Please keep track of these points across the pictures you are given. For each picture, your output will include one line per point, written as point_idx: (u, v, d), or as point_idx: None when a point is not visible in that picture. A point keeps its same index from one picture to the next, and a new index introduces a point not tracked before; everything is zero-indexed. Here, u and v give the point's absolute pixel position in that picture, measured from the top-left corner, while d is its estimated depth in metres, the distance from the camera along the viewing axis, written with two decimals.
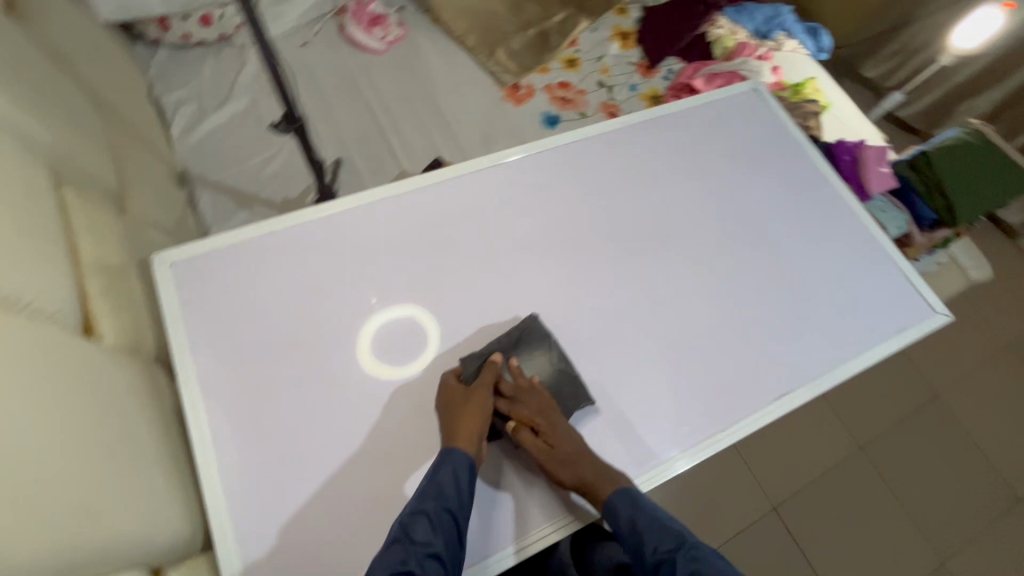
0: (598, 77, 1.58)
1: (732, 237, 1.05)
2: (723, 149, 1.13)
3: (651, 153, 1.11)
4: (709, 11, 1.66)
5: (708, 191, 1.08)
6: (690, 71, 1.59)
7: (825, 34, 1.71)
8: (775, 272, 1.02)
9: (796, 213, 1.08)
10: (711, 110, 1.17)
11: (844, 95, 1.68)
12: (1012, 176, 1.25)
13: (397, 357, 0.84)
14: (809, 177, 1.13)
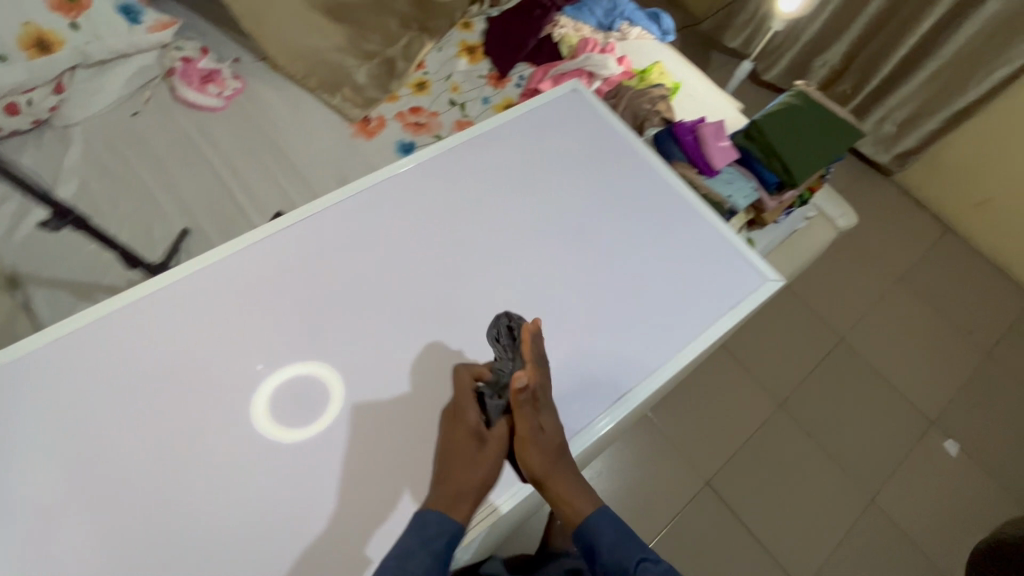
0: (450, 95, 1.57)
1: (566, 243, 1.07)
2: (548, 156, 1.15)
3: (478, 174, 1.12)
4: (549, 9, 1.66)
5: (539, 202, 1.10)
6: (540, 74, 1.60)
7: (665, 17, 1.77)
8: (612, 269, 1.05)
9: (625, 207, 1.11)
10: (534, 118, 1.18)
11: (693, 73, 1.72)
12: (838, 129, 1.30)
13: (295, 419, 0.83)
14: (631, 169, 1.15)
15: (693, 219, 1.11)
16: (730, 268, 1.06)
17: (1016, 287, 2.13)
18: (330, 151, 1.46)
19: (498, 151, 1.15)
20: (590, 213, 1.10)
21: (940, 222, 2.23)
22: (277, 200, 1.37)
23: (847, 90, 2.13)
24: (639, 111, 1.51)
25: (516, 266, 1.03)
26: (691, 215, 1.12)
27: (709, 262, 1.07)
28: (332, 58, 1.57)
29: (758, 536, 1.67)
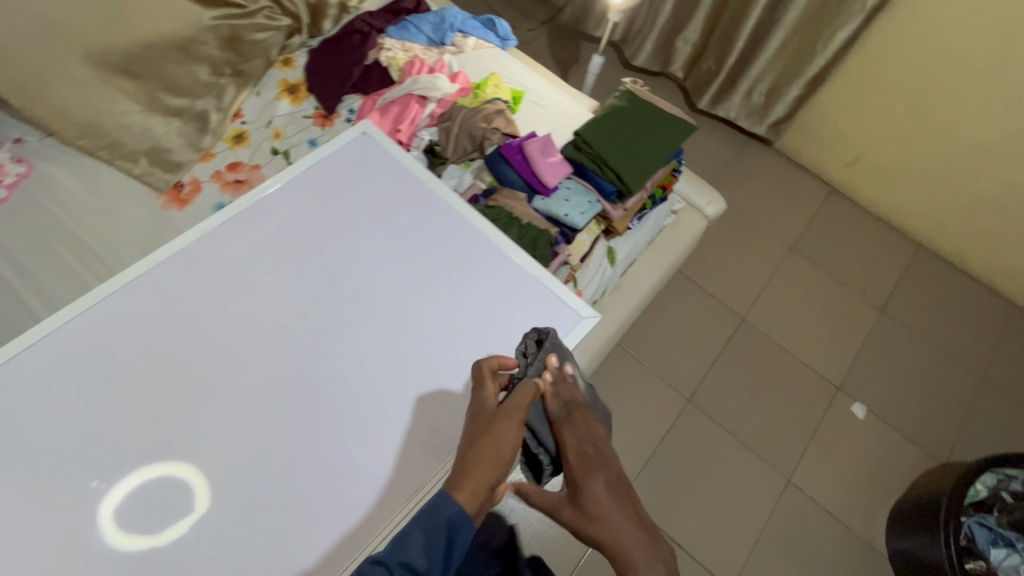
0: (272, 144, 1.44)
1: (367, 314, 0.97)
2: (342, 215, 1.04)
3: (262, 249, 1.00)
4: (370, 33, 1.54)
5: (336, 271, 1.00)
6: (369, 104, 1.48)
7: (501, 22, 1.67)
8: (420, 335, 0.97)
9: (431, 262, 1.03)
10: (323, 173, 1.07)
11: (538, 77, 1.63)
12: (666, 126, 1.25)
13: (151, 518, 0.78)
14: (432, 216, 1.07)
15: (506, 262, 1.04)
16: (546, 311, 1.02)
17: (902, 236, 2.15)
18: (138, 229, 1.31)
19: (286, 217, 1.03)
20: (393, 275, 1.01)
21: (823, 182, 2.23)
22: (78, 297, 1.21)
23: (711, 66, 2.10)
24: (475, 131, 1.39)
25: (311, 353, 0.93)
26: (504, 258, 1.05)
27: (524, 308, 1.01)
28: (131, 120, 1.41)
29: (681, 542, 1.63)
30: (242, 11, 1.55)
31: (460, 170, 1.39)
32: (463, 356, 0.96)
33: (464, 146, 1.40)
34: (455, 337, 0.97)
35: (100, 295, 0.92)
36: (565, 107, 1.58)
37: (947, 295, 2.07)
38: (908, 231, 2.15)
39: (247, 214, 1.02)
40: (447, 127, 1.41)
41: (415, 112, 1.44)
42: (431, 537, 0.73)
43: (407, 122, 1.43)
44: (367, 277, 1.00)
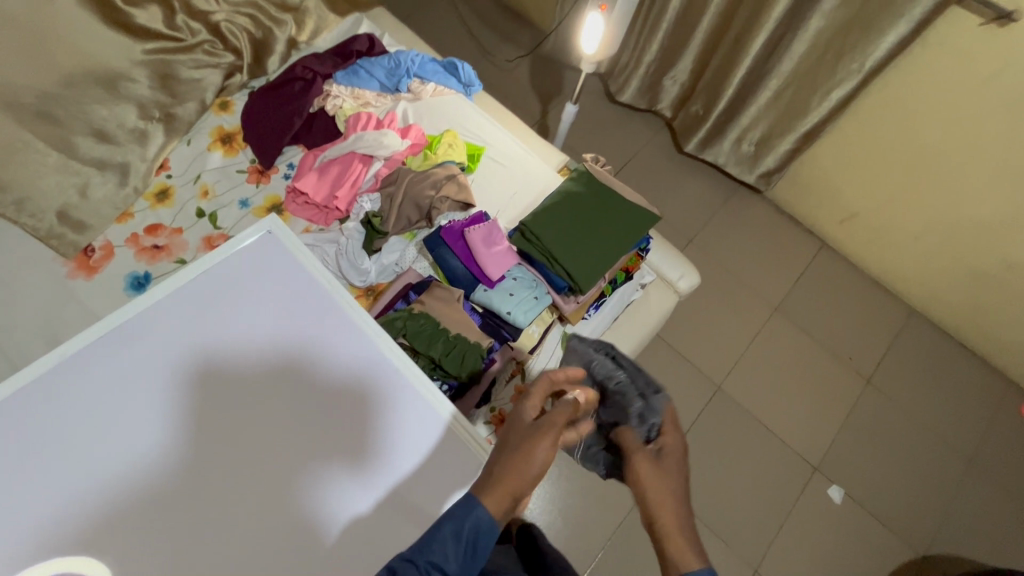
0: (199, 203, 1.30)
1: (238, 491, 0.74)
2: (224, 347, 0.81)
3: (110, 395, 0.76)
4: (314, 79, 1.40)
5: (203, 427, 0.76)
6: (309, 161, 1.34)
7: (463, 65, 1.51)
8: (306, 522, 0.74)
9: (333, 416, 0.79)
10: (208, 286, 0.84)
11: (502, 130, 1.48)
12: (624, 215, 1.13)
13: None
14: (335, 351, 0.83)
15: (430, 417, 0.81)
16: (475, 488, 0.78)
17: (894, 301, 2.02)
18: (35, 304, 1.17)
19: (150, 348, 0.80)
20: (280, 433, 0.77)
21: (815, 237, 2.09)
22: None
23: (699, 110, 1.96)
24: (421, 200, 1.25)
25: (156, 552, 0.70)
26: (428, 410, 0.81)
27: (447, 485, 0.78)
28: (42, 173, 1.26)
29: None
30: (179, 44, 1.40)
31: (403, 242, 1.27)
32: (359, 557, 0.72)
33: (409, 216, 1.26)
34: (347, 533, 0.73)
35: None
36: (528, 167, 1.44)
37: (938, 368, 1.94)
38: (901, 295, 2.01)
39: (99, 345, 0.79)
40: (390, 194, 1.27)
41: (357, 174, 1.31)
42: (456, 542, 0.61)
43: (347, 186, 1.29)
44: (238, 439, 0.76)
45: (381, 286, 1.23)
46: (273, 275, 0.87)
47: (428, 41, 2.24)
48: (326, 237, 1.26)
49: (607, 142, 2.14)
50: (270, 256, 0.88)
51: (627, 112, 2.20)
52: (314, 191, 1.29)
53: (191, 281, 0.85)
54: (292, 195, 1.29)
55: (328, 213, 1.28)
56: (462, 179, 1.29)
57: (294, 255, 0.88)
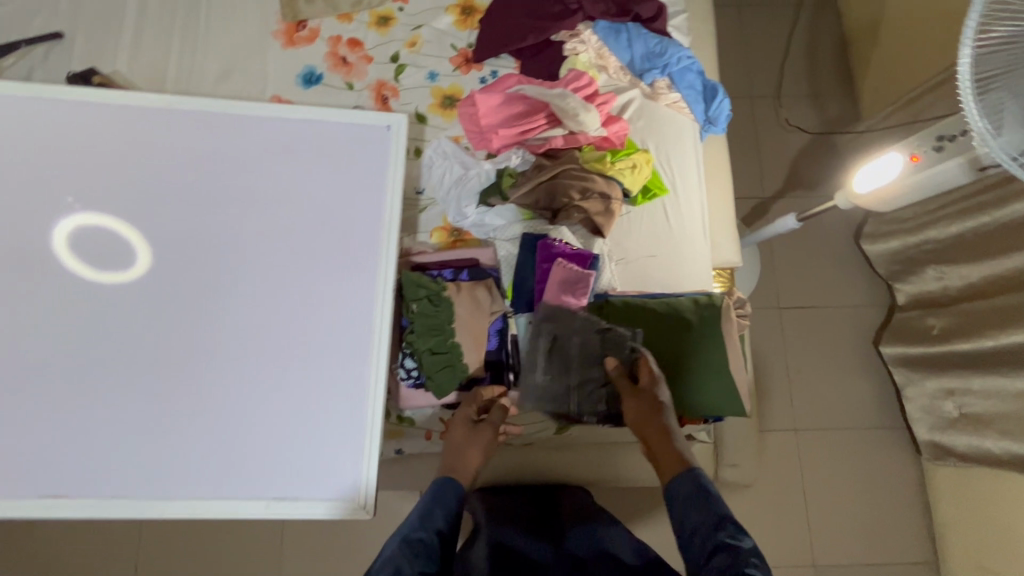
0: (401, 50, 1.29)
1: (203, 305, 0.84)
2: (282, 193, 0.87)
3: (196, 163, 0.87)
4: (576, 13, 1.27)
5: (222, 241, 0.85)
6: (509, 81, 1.23)
7: (720, 100, 1.29)
8: (219, 368, 0.82)
9: (299, 316, 0.84)
10: (306, 137, 0.88)
11: (699, 189, 1.29)
12: (708, 385, 0.94)
13: (93, 258, 0.83)
14: (343, 272, 0.85)
15: (355, 381, 0.82)
16: (333, 463, 0.80)
17: None
18: (237, 41, 1.28)
19: (242, 150, 0.88)
20: (258, 292, 0.84)
21: (933, 545, 1.62)
22: (148, 64, 1.25)
23: (933, 328, 1.52)
24: (558, 195, 1.14)
25: (119, 299, 0.83)
26: (360, 375, 0.82)
27: (319, 442, 0.80)
28: None
29: None
30: None
31: (516, 216, 1.17)
32: (226, 422, 0.81)
33: (538, 199, 1.15)
34: (228, 406, 0.81)
35: (37, 91, 0.86)
36: (686, 244, 1.24)
37: None
38: None
39: (219, 118, 0.88)
40: (543, 166, 1.18)
41: (533, 126, 1.20)
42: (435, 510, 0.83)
43: (513, 130, 1.19)
44: (225, 273, 0.85)
45: (468, 236, 1.17)
46: (358, 172, 0.87)
47: (735, 44, 1.94)
48: (462, 158, 1.20)
49: (808, 274, 1.78)
50: (373, 151, 0.88)
51: (859, 261, 1.79)
52: (485, 113, 1.20)
53: (308, 121, 0.89)
54: (468, 100, 1.22)
55: (482, 141, 1.20)
56: (614, 208, 1.16)
57: (386, 171, 0.87)
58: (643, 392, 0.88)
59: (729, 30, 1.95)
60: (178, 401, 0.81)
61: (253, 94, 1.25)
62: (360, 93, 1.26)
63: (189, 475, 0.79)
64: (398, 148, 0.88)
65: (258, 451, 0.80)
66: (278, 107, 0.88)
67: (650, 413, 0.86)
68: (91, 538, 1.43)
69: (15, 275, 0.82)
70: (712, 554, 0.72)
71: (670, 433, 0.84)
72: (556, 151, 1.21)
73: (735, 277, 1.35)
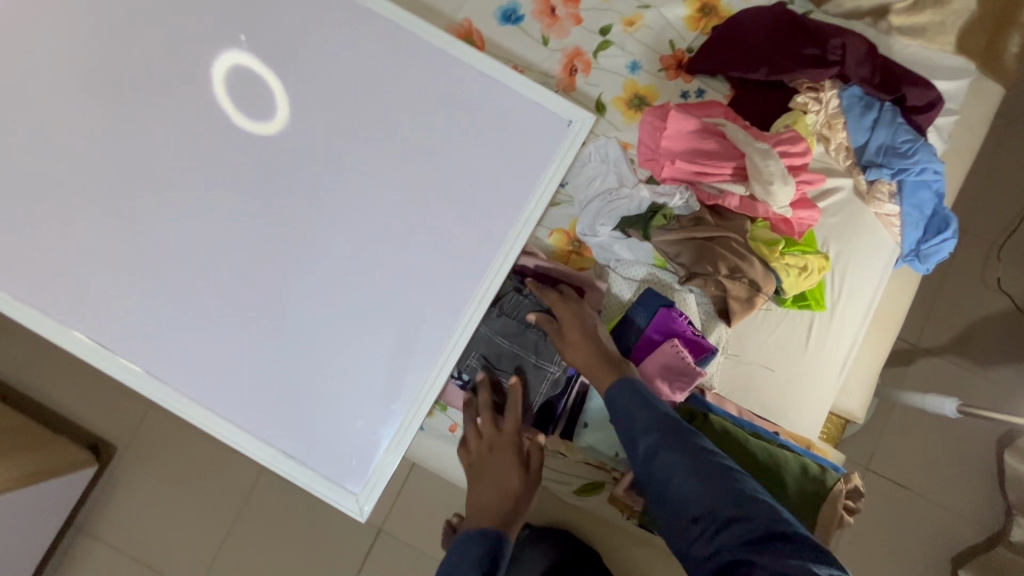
0: (616, 24, 1.13)
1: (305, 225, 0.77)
2: (432, 144, 0.77)
3: (363, 73, 0.79)
4: (831, 65, 1.03)
5: (349, 167, 0.78)
6: (713, 110, 1.06)
7: (943, 238, 1.05)
8: (292, 296, 0.76)
9: (390, 278, 0.76)
10: (482, 95, 0.78)
11: (862, 322, 1.08)
12: None
13: (236, 87, 0.78)
14: (457, 253, 0.76)
15: (413, 370, 0.74)
16: (355, 445, 0.73)
17: None
18: None
19: (414, 84, 0.78)
20: (364, 239, 0.77)
21: None
22: None
23: None
24: (704, 259, 0.97)
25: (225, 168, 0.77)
26: (419, 370, 0.74)
27: (349, 413, 0.74)
28: None
29: None
30: None
31: (647, 257, 1.04)
32: (275, 356, 0.75)
33: (678, 253, 1.00)
34: (278, 332, 0.75)
35: None
36: (814, 375, 1.05)
37: None
38: None
39: (406, 41, 0.79)
40: (702, 221, 1.01)
41: (715, 172, 1.02)
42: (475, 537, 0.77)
43: (691, 165, 1.02)
44: (338, 194, 0.77)
45: (587, 252, 1.07)
46: (519, 153, 0.77)
47: (982, 164, 1.59)
48: (621, 170, 1.06)
49: (922, 454, 1.52)
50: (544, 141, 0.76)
51: (988, 465, 1.51)
52: (670, 131, 1.03)
53: (493, 81, 0.78)
54: (658, 110, 1.05)
55: (651, 163, 1.05)
56: (757, 301, 0.99)
57: (549, 167, 0.76)
58: (563, 334, 0.83)
59: (987, 144, 1.59)
60: (231, 299, 0.76)
61: (447, 8, 1.15)
62: (553, 54, 1.13)
63: (216, 389, 0.74)
64: (574, 144, 0.76)
65: (287, 395, 0.74)
66: (471, 51, 0.78)
67: (576, 347, 0.82)
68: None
69: (142, 107, 0.77)
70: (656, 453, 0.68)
71: (598, 356, 0.80)
72: (726, 210, 1.03)
73: (846, 429, 1.16)
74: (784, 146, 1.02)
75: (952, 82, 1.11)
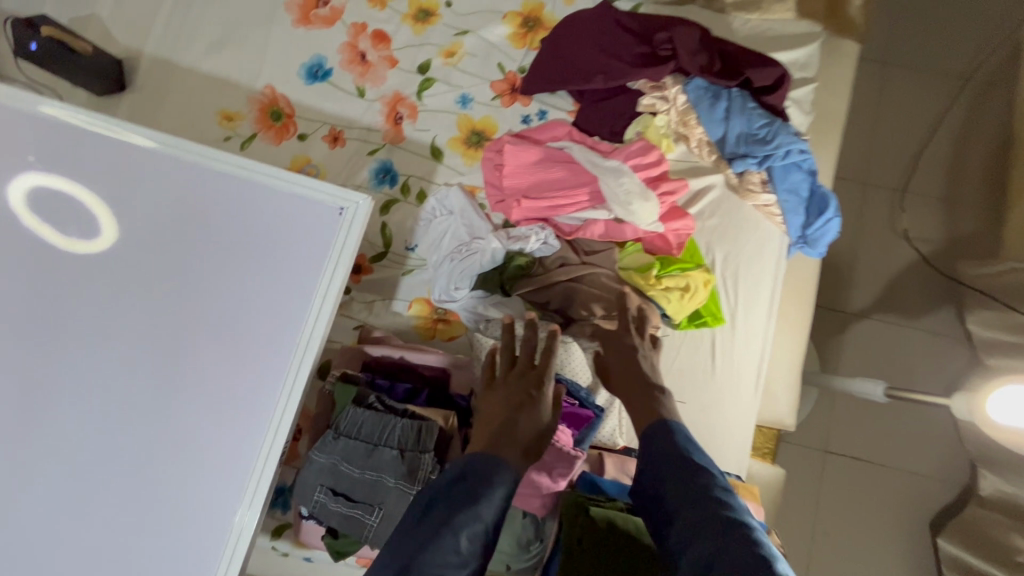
0: (434, 58, 1.02)
1: (101, 375, 0.73)
2: (197, 265, 0.73)
3: (127, 203, 0.73)
4: (666, 61, 0.94)
5: (133, 311, 0.73)
6: (555, 134, 0.95)
7: (831, 219, 0.96)
8: (100, 454, 0.72)
9: (183, 415, 0.72)
10: (243, 200, 0.73)
11: (767, 324, 0.98)
12: None
13: (70, 214, 0.73)
14: (247, 374, 0.73)
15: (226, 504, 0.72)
16: None
17: None
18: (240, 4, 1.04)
19: (181, 203, 0.74)
20: (150, 376, 0.73)
21: None
22: (134, 16, 1.02)
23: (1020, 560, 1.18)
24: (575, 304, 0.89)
25: None
26: (239, 496, 0.72)
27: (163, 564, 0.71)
28: None
29: None
30: None
31: (520, 309, 0.91)
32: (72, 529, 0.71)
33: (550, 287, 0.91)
34: (72, 496, 0.71)
35: None
36: (728, 398, 0.95)
37: None
38: None
39: (170, 160, 0.74)
40: (567, 260, 0.92)
41: (570, 202, 0.91)
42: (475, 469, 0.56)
43: (543, 201, 0.91)
44: (122, 337, 0.73)
45: (454, 317, 0.94)
46: (292, 259, 0.73)
47: (867, 115, 1.55)
48: (470, 219, 0.93)
49: (874, 424, 1.46)
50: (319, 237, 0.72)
51: (943, 420, 1.44)
52: (512, 168, 0.92)
53: (261, 185, 0.73)
54: (497, 145, 0.94)
55: (502, 206, 0.93)
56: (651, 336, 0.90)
57: (324, 268, 0.72)
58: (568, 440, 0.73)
59: (864, 95, 1.55)
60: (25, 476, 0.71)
61: (244, 80, 1.01)
62: (371, 105, 1.00)
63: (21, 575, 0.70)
64: (350, 236, 0.72)
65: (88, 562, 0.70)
66: (220, 156, 0.73)
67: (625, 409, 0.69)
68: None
69: None
70: (674, 501, 0.59)
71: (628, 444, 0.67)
72: (592, 239, 0.93)
73: (782, 438, 1.06)
74: (635, 160, 0.92)
75: (802, 48, 1.03)
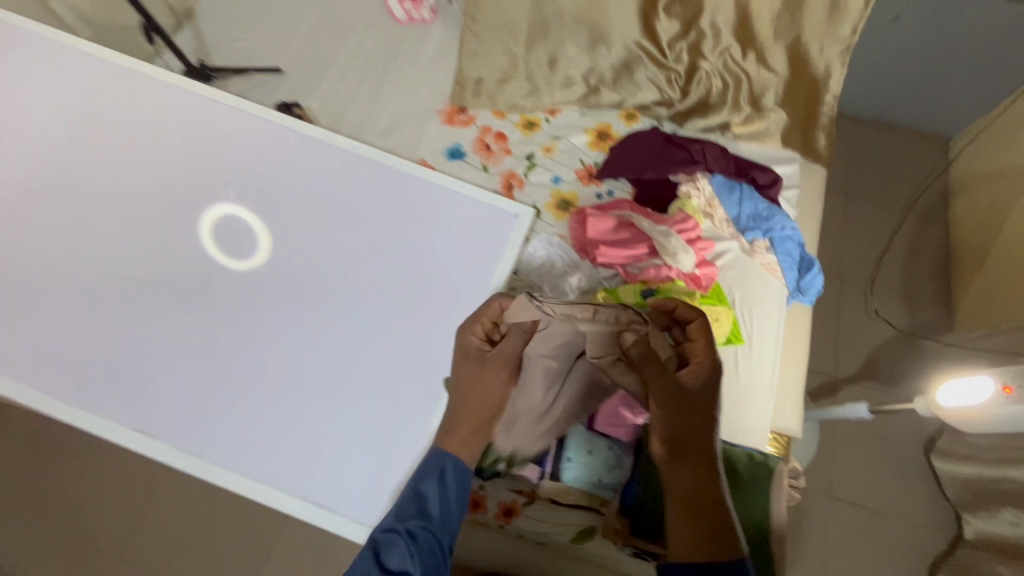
0: (537, 151, 1.48)
1: (347, 298, 1.14)
2: (420, 237, 1.19)
3: (377, 202, 1.21)
4: (698, 163, 1.40)
5: (370, 261, 1.17)
6: (620, 206, 1.37)
7: (816, 275, 1.34)
8: (346, 346, 1.12)
9: (402, 330, 1.12)
10: (449, 202, 1.20)
11: (776, 349, 1.31)
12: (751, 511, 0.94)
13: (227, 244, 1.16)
14: (443, 299, 1.14)
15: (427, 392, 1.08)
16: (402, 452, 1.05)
17: None
18: (405, 107, 1.52)
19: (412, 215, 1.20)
20: (380, 302, 1.14)
21: None
22: (335, 109, 1.50)
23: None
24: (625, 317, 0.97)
25: None
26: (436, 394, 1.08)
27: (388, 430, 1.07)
28: (495, 52, 1.59)
29: None
30: (662, 59, 1.60)
31: None
32: (335, 398, 1.09)
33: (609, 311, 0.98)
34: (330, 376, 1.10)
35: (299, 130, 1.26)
36: (748, 401, 1.25)
37: None
38: None
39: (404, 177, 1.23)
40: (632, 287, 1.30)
41: (633, 253, 1.30)
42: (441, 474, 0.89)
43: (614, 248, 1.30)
44: (370, 275, 1.16)
45: None
46: (485, 239, 1.18)
47: (838, 224, 2.02)
48: (563, 255, 1.32)
49: (870, 472, 1.69)
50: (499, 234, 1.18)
51: (928, 471, 1.68)
52: (593, 227, 1.33)
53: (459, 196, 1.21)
54: (581, 213, 1.36)
55: (583, 250, 1.32)
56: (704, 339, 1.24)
57: (508, 249, 1.17)
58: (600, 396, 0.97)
59: (835, 211, 2.04)
60: (303, 358, 1.11)
61: (406, 152, 1.46)
62: (492, 176, 1.44)
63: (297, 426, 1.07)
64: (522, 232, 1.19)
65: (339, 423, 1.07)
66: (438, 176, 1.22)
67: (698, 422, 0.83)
68: (134, 461, 1.62)
69: None
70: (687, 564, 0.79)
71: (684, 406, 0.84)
72: (649, 278, 1.29)
73: (792, 447, 1.32)
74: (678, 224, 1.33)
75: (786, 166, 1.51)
